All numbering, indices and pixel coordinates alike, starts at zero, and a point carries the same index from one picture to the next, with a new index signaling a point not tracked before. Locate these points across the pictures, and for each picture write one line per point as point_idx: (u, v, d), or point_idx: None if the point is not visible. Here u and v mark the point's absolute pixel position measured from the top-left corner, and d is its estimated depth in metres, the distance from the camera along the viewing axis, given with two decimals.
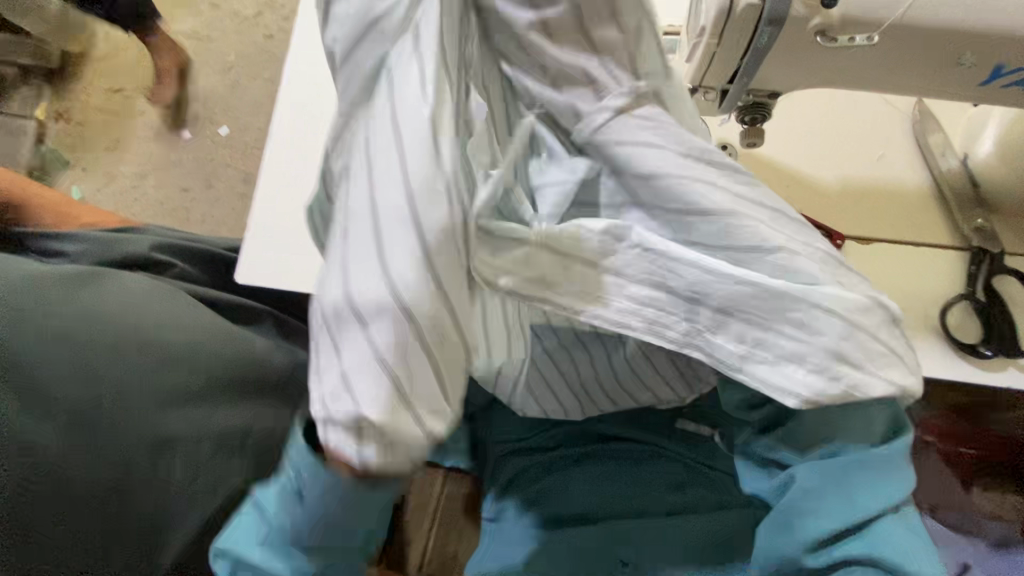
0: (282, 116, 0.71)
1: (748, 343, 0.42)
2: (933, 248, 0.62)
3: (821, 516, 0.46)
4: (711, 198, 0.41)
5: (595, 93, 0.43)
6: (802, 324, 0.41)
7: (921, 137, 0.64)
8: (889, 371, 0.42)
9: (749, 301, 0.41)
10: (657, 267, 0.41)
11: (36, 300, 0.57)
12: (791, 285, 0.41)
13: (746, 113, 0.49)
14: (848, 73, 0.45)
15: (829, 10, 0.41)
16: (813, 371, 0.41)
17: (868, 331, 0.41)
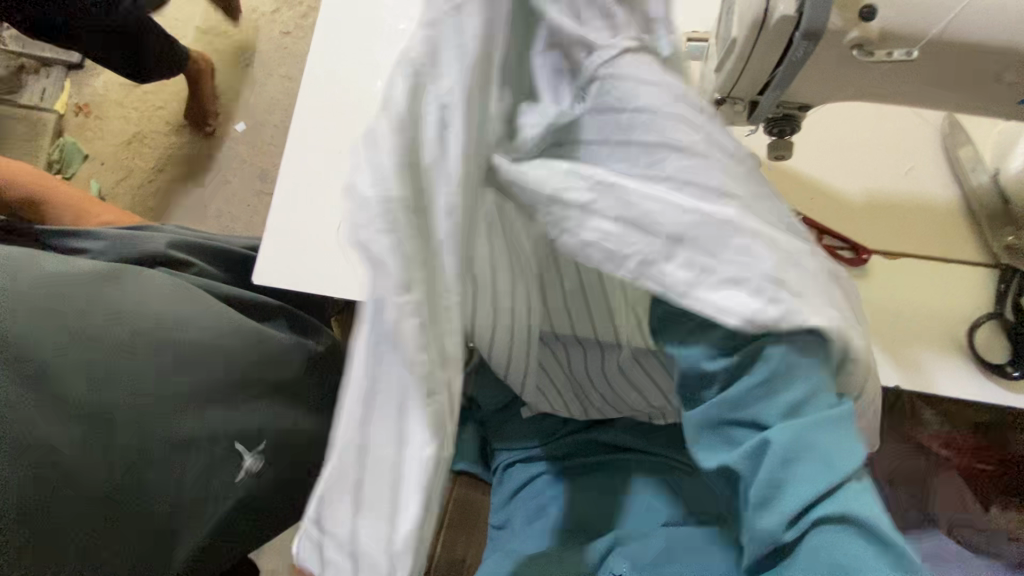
0: (301, 118, 0.71)
1: (689, 269, 0.39)
2: (960, 265, 0.61)
3: (797, 479, 0.39)
4: (679, 135, 0.41)
5: (609, 31, 0.45)
6: (739, 250, 0.38)
7: (951, 151, 0.62)
8: (829, 307, 0.39)
9: (695, 228, 0.39)
10: (612, 200, 0.40)
11: (59, 302, 0.57)
12: (736, 212, 0.39)
13: (774, 125, 0.48)
14: (883, 87, 0.44)
15: (867, 24, 0.39)
16: (752, 293, 0.38)
17: (799, 268, 0.40)
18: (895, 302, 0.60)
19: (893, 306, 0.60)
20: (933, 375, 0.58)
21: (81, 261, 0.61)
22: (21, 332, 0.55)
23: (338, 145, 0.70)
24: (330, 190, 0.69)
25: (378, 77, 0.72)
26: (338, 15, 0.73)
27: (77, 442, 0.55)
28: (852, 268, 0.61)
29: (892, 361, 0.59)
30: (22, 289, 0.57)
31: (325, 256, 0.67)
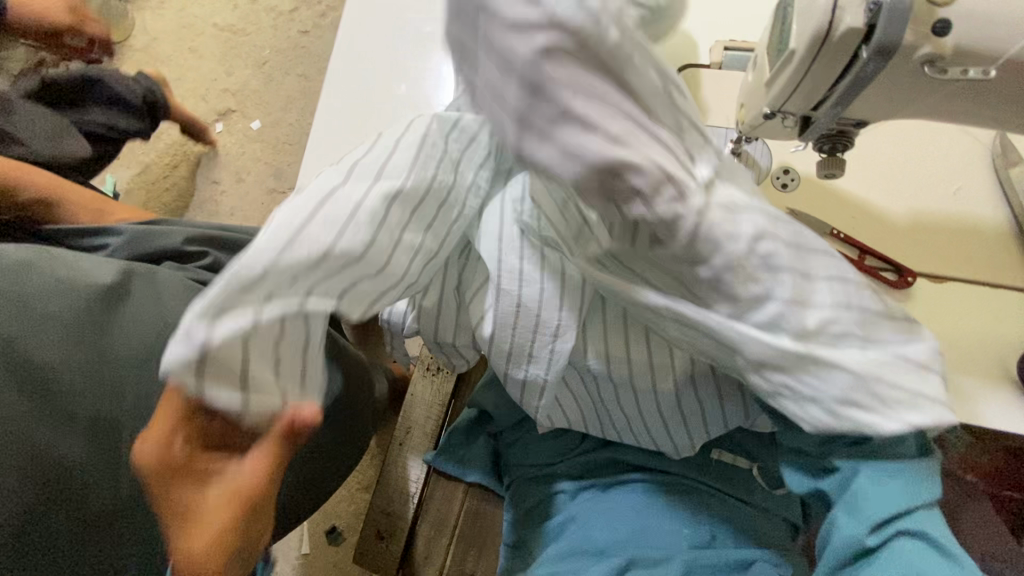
0: (324, 121, 0.69)
1: (774, 385, 0.44)
2: (1010, 290, 0.58)
3: (879, 502, 0.46)
4: (781, 291, 0.40)
5: (678, 190, 0.37)
6: (821, 376, 0.42)
7: (1003, 171, 0.59)
8: (912, 416, 0.42)
9: (779, 359, 0.42)
10: (705, 334, 0.43)
11: (61, 307, 0.54)
12: (836, 351, 0.42)
13: (826, 141, 0.46)
14: (950, 106, 0.42)
15: (941, 39, 0.37)
16: (823, 409, 0.43)
17: (885, 381, 0.42)
18: (940, 326, 0.58)
19: (938, 330, 0.57)
20: (982, 407, 0.55)
21: (85, 266, 0.58)
22: (19, 340, 0.51)
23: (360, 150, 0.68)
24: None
25: (403, 80, 0.70)
26: (363, 16, 0.71)
27: (81, 459, 0.53)
28: (897, 291, 0.59)
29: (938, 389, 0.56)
30: (23, 296, 0.53)
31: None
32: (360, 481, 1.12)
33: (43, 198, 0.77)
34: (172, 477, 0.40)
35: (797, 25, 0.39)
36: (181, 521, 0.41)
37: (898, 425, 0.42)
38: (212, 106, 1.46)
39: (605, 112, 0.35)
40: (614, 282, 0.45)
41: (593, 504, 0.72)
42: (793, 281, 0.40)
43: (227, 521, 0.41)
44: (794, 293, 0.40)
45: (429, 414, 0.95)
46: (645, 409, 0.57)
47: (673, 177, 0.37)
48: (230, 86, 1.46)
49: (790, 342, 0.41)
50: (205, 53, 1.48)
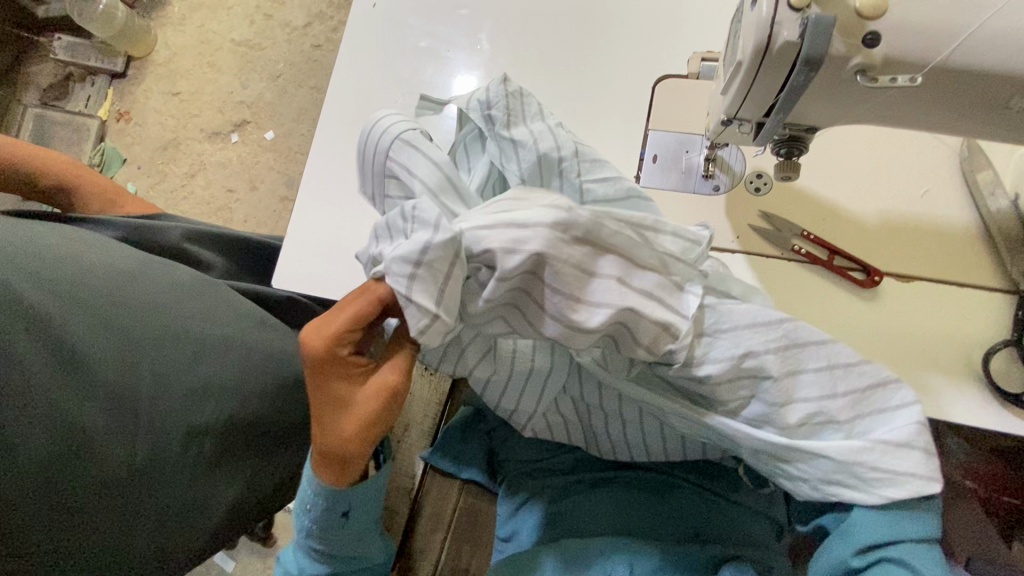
0: (326, 130, 0.75)
1: (771, 465, 0.52)
2: (978, 291, 0.60)
3: (871, 530, 0.49)
4: (757, 408, 0.50)
5: (672, 336, 0.47)
6: (806, 462, 0.49)
7: (969, 174, 0.62)
8: (891, 492, 0.48)
9: (766, 447, 0.50)
10: (704, 425, 0.53)
11: (89, 288, 0.59)
12: (817, 441, 0.49)
13: (780, 146, 0.49)
14: (890, 112, 0.45)
15: (871, 51, 0.41)
16: (811, 487, 0.51)
17: (867, 464, 0.48)
18: (906, 324, 0.60)
19: (903, 328, 0.60)
20: (946, 400, 0.58)
21: (112, 254, 0.63)
22: (50, 314, 0.55)
23: None
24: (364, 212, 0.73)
25: (400, 91, 0.74)
26: (366, 32, 0.76)
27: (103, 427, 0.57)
28: (864, 290, 0.61)
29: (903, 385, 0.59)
30: (53, 276, 0.57)
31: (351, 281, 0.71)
32: None
33: (64, 181, 0.80)
34: (343, 362, 0.49)
35: (742, 39, 0.43)
36: (340, 403, 0.50)
37: (878, 500, 0.48)
38: (229, 117, 1.53)
39: (593, 280, 0.44)
40: (631, 384, 0.53)
41: (575, 499, 0.74)
42: (778, 386, 0.49)
43: (380, 402, 0.49)
44: (798, 399, 0.49)
45: (427, 411, 0.99)
46: (630, 430, 0.63)
47: (672, 328, 0.46)
48: (246, 99, 1.53)
49: (778, 438, 0.49)
50: (222, 66, 1.55)
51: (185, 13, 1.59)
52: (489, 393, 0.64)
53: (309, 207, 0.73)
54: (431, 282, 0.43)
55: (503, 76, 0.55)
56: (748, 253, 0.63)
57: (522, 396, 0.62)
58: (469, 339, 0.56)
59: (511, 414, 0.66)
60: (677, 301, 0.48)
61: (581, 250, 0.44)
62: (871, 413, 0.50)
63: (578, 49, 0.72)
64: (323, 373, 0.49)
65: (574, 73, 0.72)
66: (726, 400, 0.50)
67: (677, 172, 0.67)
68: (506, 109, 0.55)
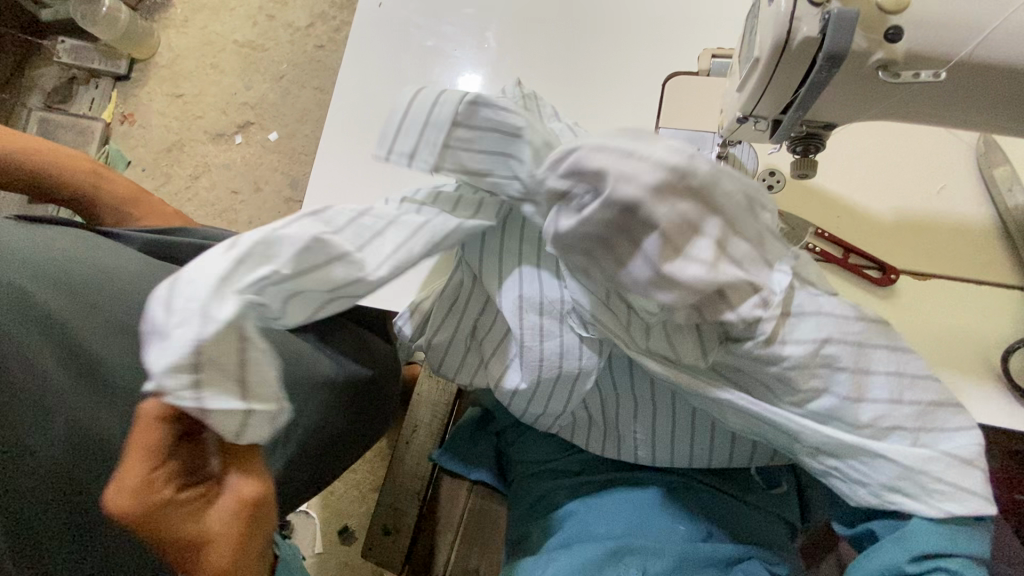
0: (332, 131, 0.75)
1: (837, 464, 0.50)
2: (996, 288, 0.59)
3: (932, 539, 0.48)
4: (828, 402, 0.48)
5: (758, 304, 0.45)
6: (868, 464, 0.49)
7: (986, 170, 0.61)
8: (951, 506, 0.47)
9: (831, 446, 0.49)
10: (760, 420, 0.51)
11: (110, 292, 0.58)
12: (883, 444, 0.48)
13: (797, 143, 0.48)
14: (910, 108, 0.45)
15: (893, 46, 0.40)
16: (868, 494, 0.50)
17: (932, 475, 0.47)
18: (922, 322, 0.59)
19: (919, 325, 0.59)
20: (964, 399, 0.57)
21: (132, 253, 0.62)
22: (68, 320, 0.54)
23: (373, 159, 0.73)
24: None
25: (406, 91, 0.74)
26: (374, 31, 0.76)
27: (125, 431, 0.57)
28: (879, 287, 0.60)
29: None
30: (71, 278, 0.56)
31: None
32: (368, 481, 1.14)
33: (85, 194, 0.79)
34: (166, 524, 0.37)
35: (760, 35, 0.42)
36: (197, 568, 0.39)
37: (935, 512, 0.48)
38: (233, 119, 1.53)
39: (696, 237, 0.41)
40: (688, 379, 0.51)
41: (615, 498, 0.73)
42: (851, 380, 0.47)
43: (237, 533, 0.38)
44: (857, 399, 0.48)
45: (435, 412, 0.99)
46: (661, 423, 0.63)
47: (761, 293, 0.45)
48: (250, 100, 1.53)
49: (846, 437, 0.48)
50: (226, 68, 1.55)
51: (188, 15, 1.59)
52: (519, 400, 0.62)
53: (318, 209, 0.73)
54: (226, 376, 0.37)
55: (518, 80, 0.56)
56: None
57: (550, 400, 0.59)
58: (491, 350, 0.58)
59: (539, 417, 0.64)
60: (759, 274, 0.45)
61: (688, 209, 0.40)
62: (935, 428, 0.48)
63: (585, 46, 0.72)
64: (156, 540, 0.38)
65: (583, 70, 0.71)
66: (796, 391, 0.49)
67: None
68: (525, 107, 0.55)
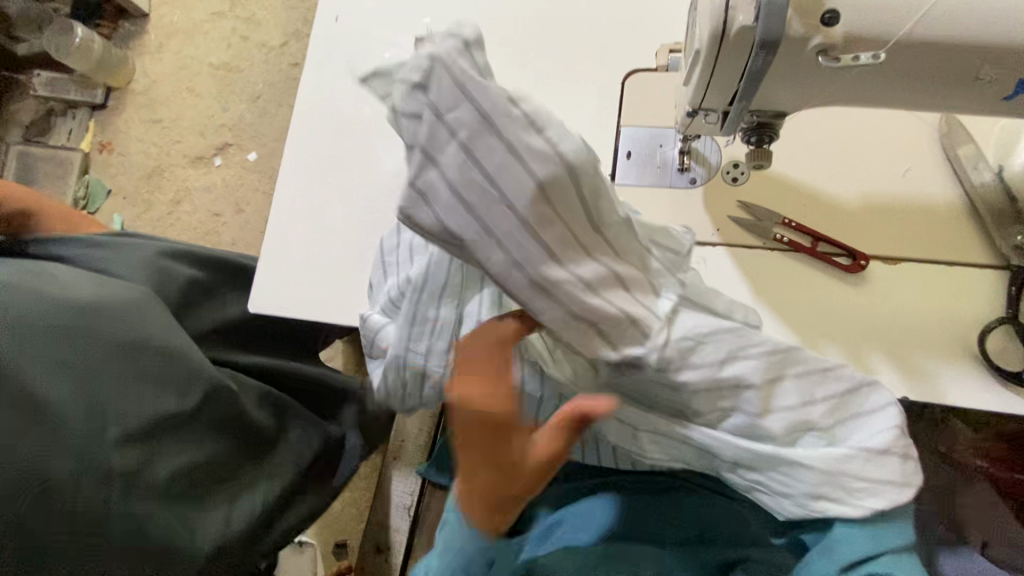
0: (293, 149, 0.73)
1: (758, 479, 0.51)
2: (969, 268, 0.58)
3: (851, 546, 0.48)
4: (737, 420, 0.50)
5: (642, 330, 0.47)
6: (787, 474, 0.49)
7: (950, 150, 0.60)
8: (874, 503, 0.48)
9: (750, 459, 0.50)
10: (684, 439, 0.52)
11: (47, 321, 0.59)
12: (799, 450, 0.49)
13: (750, 134, 0.48)
14: (859, 93, 0.44)
15: (831, 29, 0.39)
16: (794, 505, 0.50)
17: (851, 474, 0.48)
18: (899, 309, 0.58)
19: (897, 312, 0.58)
20: (943, 383, 0.56)
21: (75, 289, 0.62)
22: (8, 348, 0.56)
23: (341, 175, 0.72)
24: (339, 230, 0.71)
25: (368, 104, 0.73)
26: (332, 47, 0.75)
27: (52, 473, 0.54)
28: (849, 275, 0.59)
29: (900, 371, 0.57)
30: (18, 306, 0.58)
31: (331, 302, 0.69)
32: (366, 498, 1.14)
33: (24, 209, 0.82)
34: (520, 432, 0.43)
35: (697, 27, 0.42)
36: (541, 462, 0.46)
37: (857, 512, 0.48)
38: (211, 141, 1.52)
39: (587, 267, 0.46)
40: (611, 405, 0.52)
41: (580, 507, 0.72)
42: (757, 395, 0.49)
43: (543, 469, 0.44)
44: (780, 408, 0.49)
45: (422, 427, 0.98)
46: None
47: (639, 321, 0.47)
48: (227, 121, 1.52)
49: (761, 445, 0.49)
50: (202, 91, 1.54)
51: (162, 39, 1.58)
52: None
53: (281, 232, 0.72)
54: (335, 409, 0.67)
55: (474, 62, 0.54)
56: (730, 246, 0.62)
57: None
58: None
59: None
60: (648, 300, 0.49)
61: (581, 245, 0.46)
62: (852, 419, 0.49)
63: (546, 47, 0.71)
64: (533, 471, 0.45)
65: (545, 72, 0.70)
66: (705, 411, 0.50)
67: (654, 168, 0.65)
68: None
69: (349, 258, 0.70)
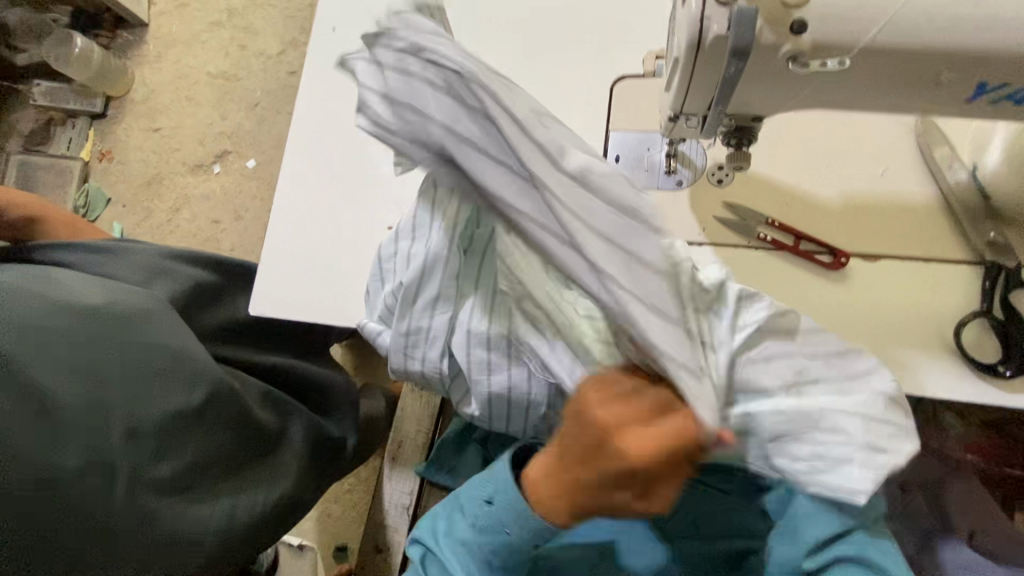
0: (291, 156, 0.75)
1: (805, 459, 0.52)
2: (946, 264, 0.60)
3: (812, 528, 0.56)
4: (772, 383, 0.52)
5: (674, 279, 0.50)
6: (831, 429, 0.52)
7: (926, 150, 0.62)
8: (900, 445, 0.52)
9: (802, 421, 0.52)
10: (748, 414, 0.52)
11: (55, 321, 0.60)
12: (829, 402, 0.52)
13: (729, 137, 0.50)
14: (829, 96, 0.46)
15: (800, 37, 0.42)
16: (863, 466, 0.51)
17: (880, 419, 0.52)
18: (879, 304, 0.60)
19: (877, 307, 0.60)
20: (922, 375, 0.58)
21: (79, 291, 0.64)
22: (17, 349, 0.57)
23: (337, 180, 0.74)
24: (336, 234, 0.73)
25: None
26: (327, 56, 0.77)
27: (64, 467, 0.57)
28: (831, 272, 0.61)
29: (881, 364, 0.58)
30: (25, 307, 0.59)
31: (328, 304, 0.71)
32: (365, 499, 1.15)
33: (30, 215, 0.84)
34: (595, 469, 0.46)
35: (676, 36, 0.44)
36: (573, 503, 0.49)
37: (899, 456, 0.52)
38: (210, 149, 1.54)
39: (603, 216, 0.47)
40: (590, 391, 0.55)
41: None
42: (778, 341, 0.53)
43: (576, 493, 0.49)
44: (797, 360, 0.52)
45: (420, 427, 1.00)
46: None
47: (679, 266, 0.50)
48: (226, 129, 1.54)
49: (769, 415, 0.52)
50: (201, 100, 1.57)
51: (161, 49, 1.60)
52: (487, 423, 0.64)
53: (278, 237, 0.73)
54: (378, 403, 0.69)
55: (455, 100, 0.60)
56: (716, 245, 0.64)
57: (510, 420, 0.62)
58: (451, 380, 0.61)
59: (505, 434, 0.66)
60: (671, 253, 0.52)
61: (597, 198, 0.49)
62: (857, 374, 0.53)
63: (537, 55, 0.73)
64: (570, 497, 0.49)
65: (536, 79, 0.73)
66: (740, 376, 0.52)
67: (643, 170, 0.67)
68: None
69: (346, 260, 0.72)
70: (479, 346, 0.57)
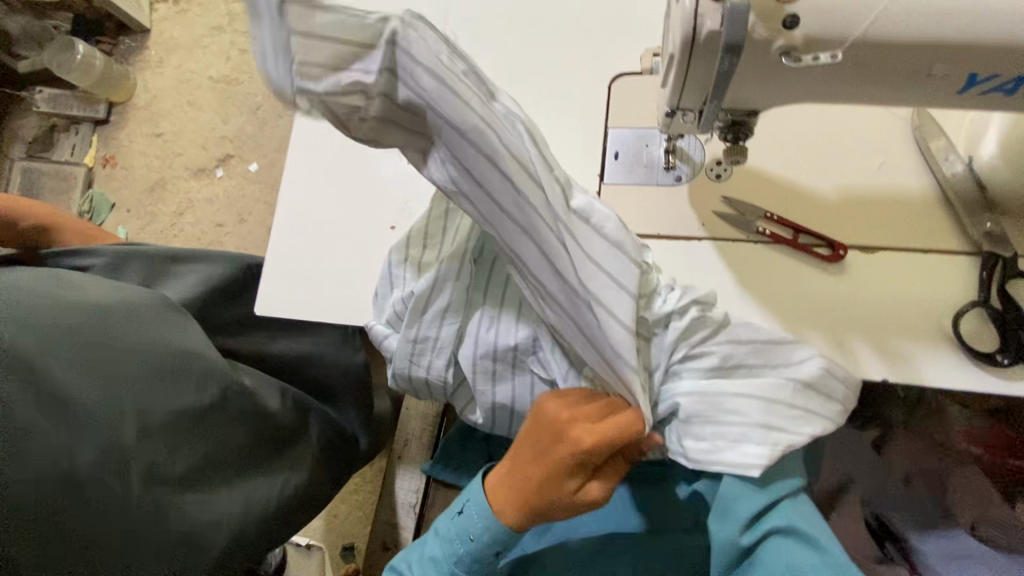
0: (294, 159, 0.76)
1: (708, 440, 0.52)
2: (943, 255, 0.61)
3: (743, 501, 0.53)
4: (684, 360, 0.54)
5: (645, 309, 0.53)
6: (733, 407, 0.52)
7: (922, 142, 0.63)
8: (809, 429, 0.51)
9: (697, 403, 0.53)
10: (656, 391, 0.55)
11: (66, 320, 0.61)
12: (739, 385, 0.53)
13: (726, 131, 0.51)
14: (823, 90, 0.47)
15: (792, 32, 0.42)
16: (757, 445, 0.51)
17: (785, 402, 0.51)
18: (878, 296, 0.61)
19: (875, 299, 0.61)
20: (920, 365, 0.58)
21: (87, 292, 0.65)
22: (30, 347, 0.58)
23: (340, 182, 0.75)
24: (340, 236, 0.74)
25: None
26: None
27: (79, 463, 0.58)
28: (832, 265, 0.62)
29: (879, 355, 0.59)
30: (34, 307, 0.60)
31: (332, 304, 0.72)
32: (370, 498, 1.16)
33: (42, 224, 0.85)
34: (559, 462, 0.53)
35: (670, 32, 0.45)
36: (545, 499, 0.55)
37: (801, 439, 0.51)
38: (212, 153, 1.55)
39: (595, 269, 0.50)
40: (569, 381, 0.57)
41: None
42: (698, 328, 0.54)
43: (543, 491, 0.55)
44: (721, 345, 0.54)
45: (425, 426, 1.01)
46: None
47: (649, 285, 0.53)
48: (228, 133, 1.55)
49: (683, 398, 0.54)
50: (202, 104, 1.58)
51: (163, 54, 1.61)
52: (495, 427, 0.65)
53: (283, 239, 0.74)
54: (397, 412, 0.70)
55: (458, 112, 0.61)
56: (715, 240, 0.64)
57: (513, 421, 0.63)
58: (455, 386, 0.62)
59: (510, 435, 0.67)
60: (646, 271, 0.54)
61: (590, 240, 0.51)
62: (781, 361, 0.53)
63: (534, 54, 0.74)
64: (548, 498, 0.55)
65: (534, 79, 0.73)
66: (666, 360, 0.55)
67: (641, 167, 0.68)
68: None
69: (350, 261, 0.73)
70: (484, 357, 0.57)
